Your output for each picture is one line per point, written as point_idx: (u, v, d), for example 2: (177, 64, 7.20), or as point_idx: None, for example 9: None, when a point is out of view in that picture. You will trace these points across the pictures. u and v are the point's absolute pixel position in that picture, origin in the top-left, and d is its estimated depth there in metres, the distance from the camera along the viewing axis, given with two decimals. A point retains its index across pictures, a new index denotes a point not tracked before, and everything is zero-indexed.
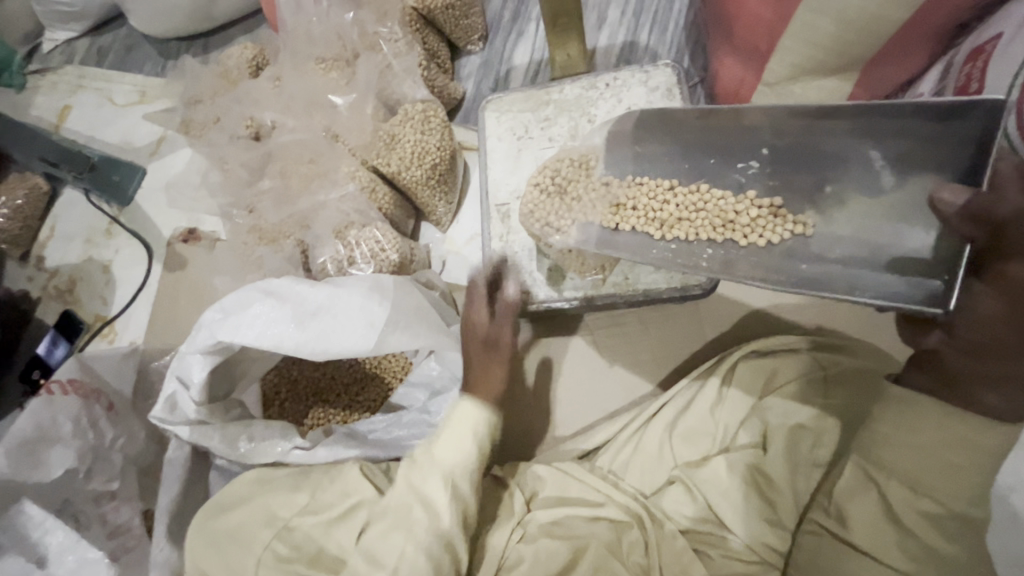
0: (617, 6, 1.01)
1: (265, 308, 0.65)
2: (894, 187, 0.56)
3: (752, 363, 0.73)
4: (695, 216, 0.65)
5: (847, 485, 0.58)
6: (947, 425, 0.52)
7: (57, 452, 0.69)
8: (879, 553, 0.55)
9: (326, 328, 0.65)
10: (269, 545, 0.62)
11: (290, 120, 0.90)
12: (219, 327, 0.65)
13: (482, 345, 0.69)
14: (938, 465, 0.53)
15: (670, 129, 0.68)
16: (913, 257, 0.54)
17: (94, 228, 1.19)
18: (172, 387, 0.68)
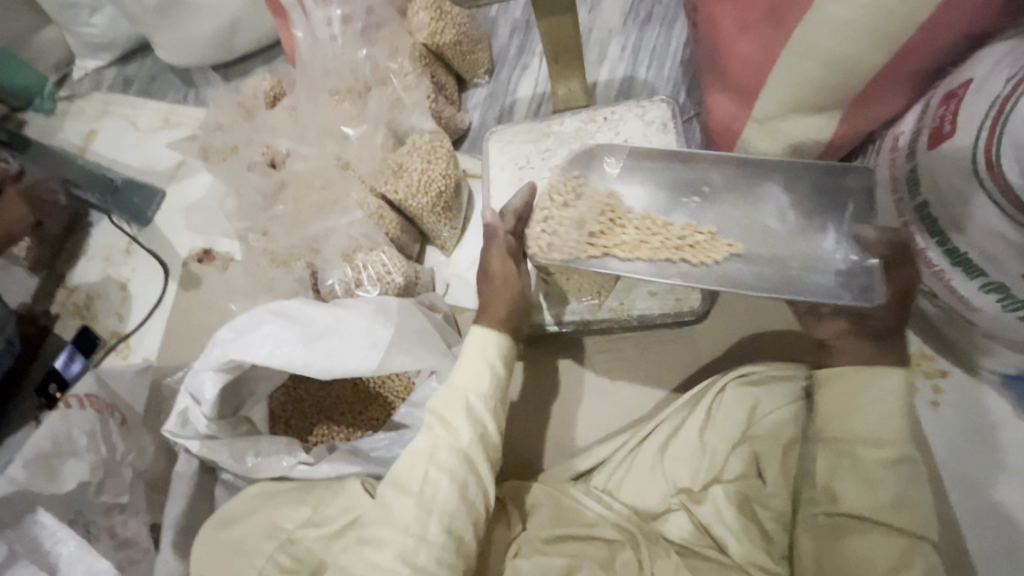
0: (617, 44, 1.06)
1: (276, 329, 0.68)
2: (815, 217, 0.69)
3: (741, 388, 0.72)
4: (649, 238, 0.70)
5: (825, 468, 0.60)
6: (873, 382, 0.60)
7: (71, 465, 0.72)
8: (867, 516, 0.56)
9: (333, 349, 0.69)
10: (272, 556, 0.64)
11: (304, 149, 0.95)
12: (231, 346, 0.68)
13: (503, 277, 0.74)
14: (878, 416, 0.59)
15: (636, 163, 0.74)
16: (849, 273, 0.65)
17: (114, 247, 1.25)
18: (185, 403, 0.71)
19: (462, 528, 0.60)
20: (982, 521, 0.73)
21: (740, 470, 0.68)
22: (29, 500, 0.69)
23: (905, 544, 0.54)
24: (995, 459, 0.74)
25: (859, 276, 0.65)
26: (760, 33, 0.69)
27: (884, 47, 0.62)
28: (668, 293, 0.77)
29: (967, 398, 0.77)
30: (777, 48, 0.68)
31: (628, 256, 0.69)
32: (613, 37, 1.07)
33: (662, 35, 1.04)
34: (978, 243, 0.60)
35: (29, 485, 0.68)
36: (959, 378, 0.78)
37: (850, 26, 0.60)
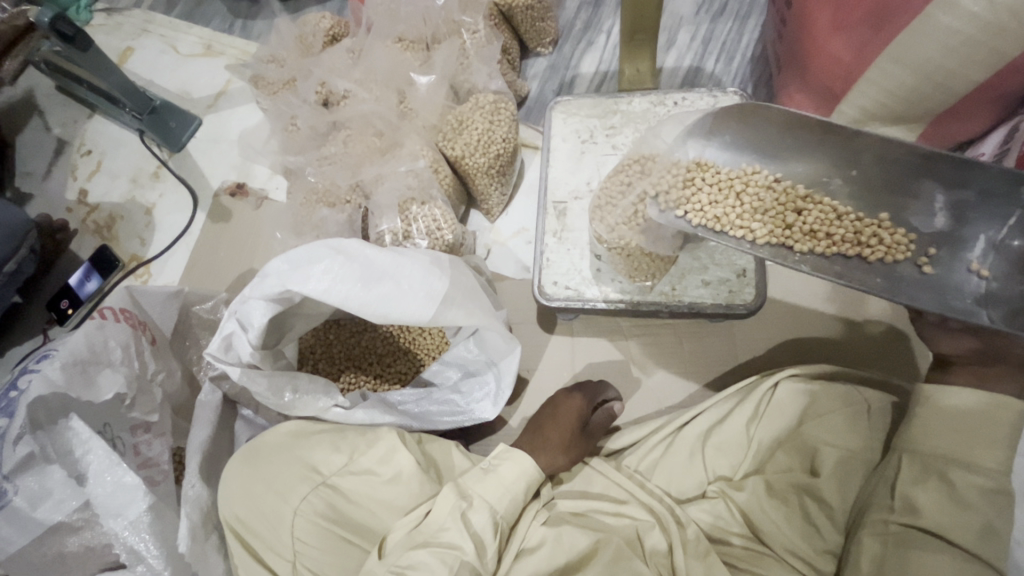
0: (687, 31, 1.05)
1: (337, 266, 0.67)
2: (956, 229, 0.64)
3: (801, 382, 0.72)
4: (828, 228, 0.66)
5: (907, 479, 0.60)
6: (984, 408, 0.59)
7: (108, 375, 0.70)
8: (951, 535, 0.56)
9: (390, 293, 0.67)
10: (307, 498, 0.64)
11: (364, 92, 0.92)
12: (288, 277, 0.67)
13: (565, 418, 0.75)
14: (974, 440, 0.58)
15: (752, 127, 0.70)
16: (988, 298, 0.62)
17: (142, 170, 1.21)
18: (232, 327, 0.69)
19: (468, 527, 0.61)
20: None
21: (789, 465, 0.68)
22: (64, 405, 0.67)
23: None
24: None
25: (1003, 301, 0.61)
26: (856, 34, 0.67)
27: (985, 63, 0.61)
28: (722, 283, 0.77)
29: None
30: (874, 53, 0.66)
31: (799, 246, 0.67)
32: (684, 24, 1.05)
33: (734, 29, 1.03)
34: None
35: (68, 388, 0.67)
36: None
37: (961, 36, 0.60)
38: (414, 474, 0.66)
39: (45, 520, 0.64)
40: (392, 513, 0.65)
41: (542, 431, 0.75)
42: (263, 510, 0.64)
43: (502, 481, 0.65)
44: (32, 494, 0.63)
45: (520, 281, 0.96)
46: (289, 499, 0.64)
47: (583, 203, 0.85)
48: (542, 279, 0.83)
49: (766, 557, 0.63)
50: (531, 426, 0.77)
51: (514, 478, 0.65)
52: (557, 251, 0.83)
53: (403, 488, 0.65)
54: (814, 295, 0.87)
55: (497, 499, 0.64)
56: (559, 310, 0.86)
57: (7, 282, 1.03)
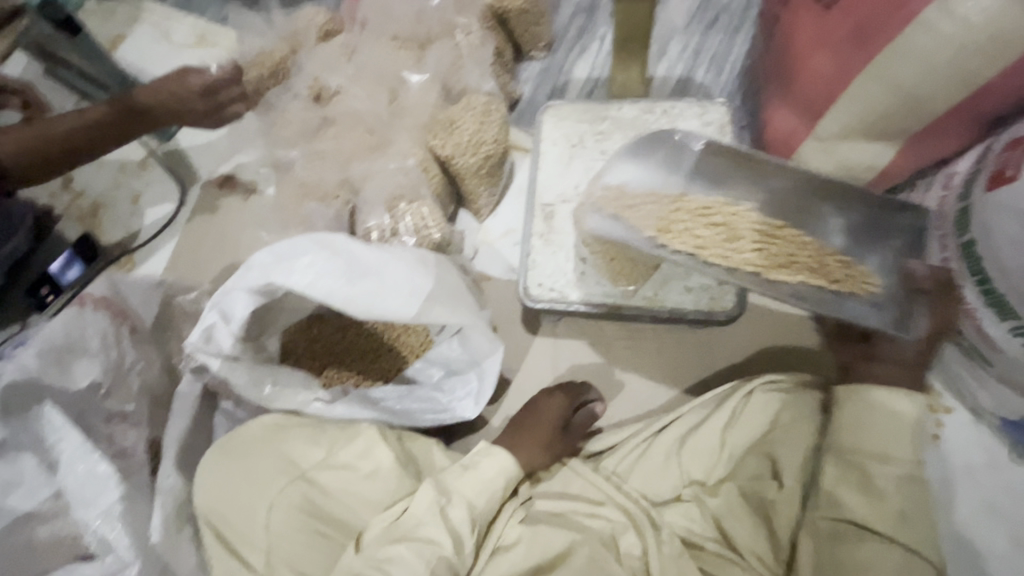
0: (678, 42, 1.06)
1: (319, 260, 0.67)
2: (860, 241, 0.73)
3: (769, 390, 0.73)
4: (795, 258, 0.70)
5: (834, 478, 0.65)
6: (890, 405, 0.66)
7: (86, 363, 0.70)
8: (875, 525, 0.61)
9: (373, 290, 0.67)
10: (285, 493, 0.64)
11: (356, 88, 0.92)
12: (268, 270, 0.67)
13: (541, 420, 0.76)
14: (896, 437, 0.65)
15: (701, 163, 0.79)
16: (884, 304, 0.69)
17: (131, 158, 1.20)
18: (212, 318, 0.68)
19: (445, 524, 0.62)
20: (959, 551, 0.75)
21: (756, 471, 0.70)
22: (41, 391, 0.66)
23: (908, 561, 0.59)
24: (985, 496, 0.76)
25: (897, 302, 0.69)
26: (837, 52, 0.69)
27: (962, 85, 0.63)
28: (703, 290, 0.78)
29: (962, 435, 0.79)
30: (855, 69, 0.68)
31: (772, 275, 0.69)
32: (675, 35, 1.07)
33: (724, 42, 1.05)
34: (1014, 281, 0.63)
35: (40, 375, 0.66)
36: (961, 418, 0.80)
37: (935, 59, 0.62)
38: (393, 471, 0.66)
39: (15, 509, 0.63)
40: (369, 508, 0.65)
41: (520, 431, 0.75)
42: (239, 502, 0.64)
43: (480, 480, 0.66)
44: (1, 484, 0.63)
45: (506, 283, 0.96)
46: (267, 491, 0.64)
47: (570, 207, 0.86)
48: (526, 280, 0.84)
49: (730, 562, 0.65)
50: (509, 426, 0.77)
51: (493, 475, 0.66)
52: (543, 253, 0.84)
53: (383, 483, 0.66)
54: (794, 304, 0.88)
55: (471, 497, 0.64)
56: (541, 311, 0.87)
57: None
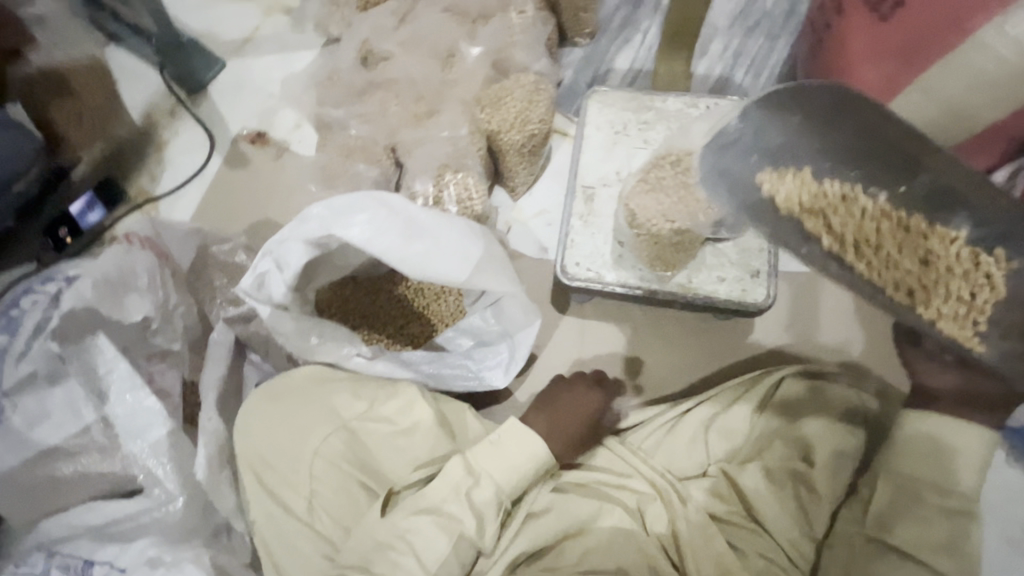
0: (719, 42, 1.09)
1: (380, 218, 0.68)
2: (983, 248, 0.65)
3: (803, 381, 0.78)
4: (925, 269, 0.65)
5: (889, 502, 0.68)
6: (949, 438, 0.69)
7: (134, 298, 0.71)
8: (916, 547, 0.65)
9: (429, 250, 0.69)
10: (328, 439, 0.65)
11: (406, 55, 0.93)
12: (330, 222, 0.68)
13: (579, 407, 0.76)
14: (940, 469, 0.68)
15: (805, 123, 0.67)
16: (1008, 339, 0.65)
17: (158, 105, 1.18)
18: (267, 266, 0.68)
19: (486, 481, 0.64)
20: None
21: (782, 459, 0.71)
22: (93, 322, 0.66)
23: None
24: None
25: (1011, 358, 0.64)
26: (885, 63, 0.72)
27: (1002, 104, 0.68)
28: (736, 281, 0.81)
29: None
30: (904, 82, 0.72)
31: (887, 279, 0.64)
32: (717, 35, 1.09)
33: (764, 47, 1.08)
34: None
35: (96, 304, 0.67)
36: None
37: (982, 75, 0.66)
38: (433, 428, 0.69)
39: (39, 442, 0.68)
40: (405, 463, 0.67)
41: (549, 415, 0.74)
42: (280, 445, 0.65)
43: (509, 456, 0.67)
44: (30, 416, 0.68)
45: (538, 261, 0.98)
46: (310, 437, 0.65)
47: (611, 190, 0.88)
48: (564, 258, 0.86)
49: (758, 536, 0.68)
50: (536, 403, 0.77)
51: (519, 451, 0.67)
52: (581, 234, 0.86)
53: (421, 439, 0.68)
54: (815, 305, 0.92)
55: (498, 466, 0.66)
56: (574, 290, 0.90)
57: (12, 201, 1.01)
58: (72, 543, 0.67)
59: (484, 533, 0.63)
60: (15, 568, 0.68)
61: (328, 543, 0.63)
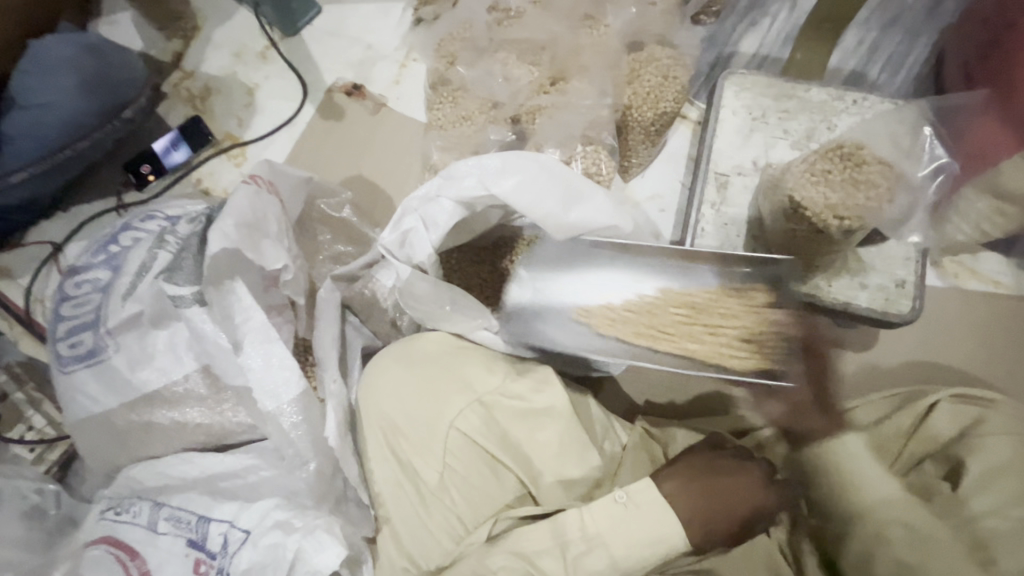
0: (855, 34, 1.02)
1: (538, 178, 0.67)
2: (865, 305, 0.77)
3: (964, 405, 0.70)
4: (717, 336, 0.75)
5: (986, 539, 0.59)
6: None
7: (267, 244, 0.64)
8: None
9: (585, 221, 0.69)
10: (461, 414, 0.61)
11: (537, 16, 0.86)
12: (487, 179, 0.66)
13: (734, 488, 0.60)
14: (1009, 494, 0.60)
15: (741, 239, 0.81)
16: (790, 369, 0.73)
17: (249, 47, 1.13)
18: (413, 224, 0.68)
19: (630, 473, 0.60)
20: None
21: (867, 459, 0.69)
22: (232, 265, 0.62)
23: None
24: None
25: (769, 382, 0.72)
26: None
27: None
28: (879, 290, 0.77)
29: None
30: None
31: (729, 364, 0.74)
32: (852, 27, 1.02)
33: (904, 43, 1.01)
34: None
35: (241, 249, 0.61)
36: None
37: None
38: (567, 414, 0.63)
39: (141, 386, 0.72)
40: (540, 452, 0.62)
41: (708, 493, 0.59)
42: (413, 415, 0.61)
43: (635, 528, 0.57)
44: (135, 358, 0.71)
45: None
46: (445, 410, 0.61)
47: (746, 180, 0.83)
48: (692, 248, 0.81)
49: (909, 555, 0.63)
50: (688, 465, 0.61)
51: (654, 519, 0.58)
52: (712, 224, 0.82)
53: (554, 424, 0.63)
54: (947, 322, 0.86)
55: (625, 530, 0.57)
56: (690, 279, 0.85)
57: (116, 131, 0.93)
58: (183, 496, 0.64)
59: (633, 544, 0.57)
60: (117, 517, 0.65)
61: (460, 526, 0.60)
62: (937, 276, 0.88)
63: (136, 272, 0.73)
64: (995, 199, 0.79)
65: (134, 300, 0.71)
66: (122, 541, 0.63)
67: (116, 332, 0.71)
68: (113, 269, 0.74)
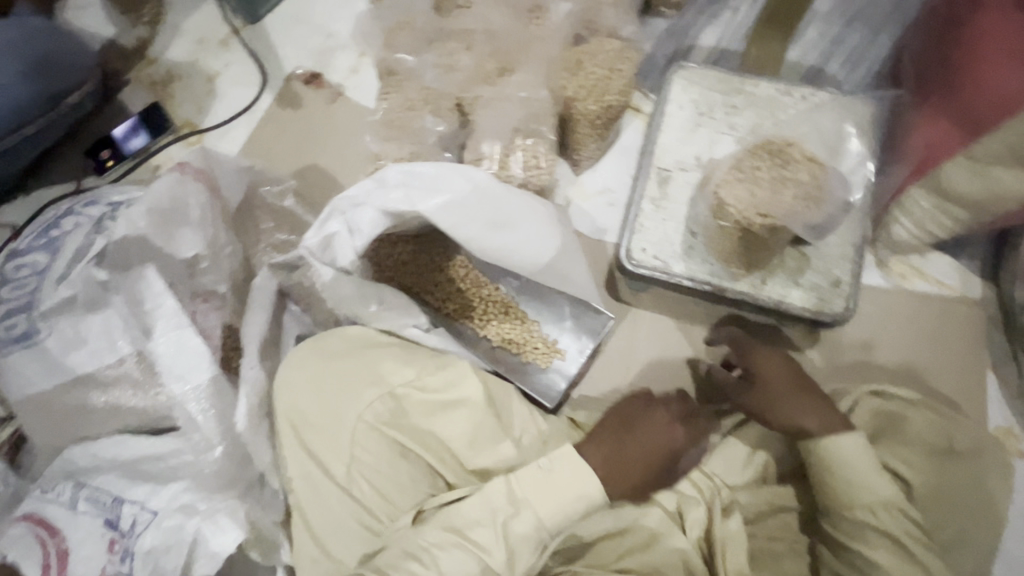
0: (817, 29, 1.00)
1: (467, 200, 0.65)
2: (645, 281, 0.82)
3: (880, 404, 0.68)
4: (481, 303, 0.83)
5: (893, 526, 0.59)
6: (950, 472, 0.63)
7: (186, 232, 0.70)
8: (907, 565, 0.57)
9: (510, 243, 0.67)
10: (371, 402, 0.62)
11: (484, 5, 0.85)
12: (414, 197, 0.64)
13: (651, 443, 0.64)
14: (929, 496, 0.62)
15: (678, 235, 0.80)
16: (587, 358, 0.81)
17: (212, 34, 1.12)
18: (336, 229, 0.66)
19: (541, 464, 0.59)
20: None
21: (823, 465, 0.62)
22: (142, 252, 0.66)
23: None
24: None
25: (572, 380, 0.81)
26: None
27: None
28: (814, 289, 0.76)
29: None
30: None
31: (526, 354, 0.82)
32: (814, 21, 1.00)
33: (866, 38, 0.99)
34: None
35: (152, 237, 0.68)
36: None
37: None
38: (480, 406, 0.64)
39: (73, 368, 0.71)
40: (454, 445, 0.63)
41: (619, 447, 0.63)
42: (320, 407, 0.63)
43: (557, 489, 0.59)
44: (68, 341, 0.71)
45: (595, 243, 0.92)
46: (354, 401, 0.62)
47: (689, 175, 0.82)
48: (630, 243, 0.80)
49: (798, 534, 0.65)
50: (607, 427, 0.65)
51: (572, 478, 0.59)
52: (652, 218, 0.81)
53: (468, 414, 0.64)
54: (890, 324, 0.85)
55: (547, 491, 0.58)
56: (620, 269, 0.86)
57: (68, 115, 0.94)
58: (103, 478, 0.66)
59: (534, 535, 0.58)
60: (43, 496, 0.66)
61: (371, 516, 0.61)
62: (883, 275, 0.87)
63: (71, 257, 0.74)
64: (943, 201, 0.77)
65: (67, 284, 0.72)
66: (45, 519, 0.63)
67: (49, 316, 0.71)
68: (51, 253, 0.75)
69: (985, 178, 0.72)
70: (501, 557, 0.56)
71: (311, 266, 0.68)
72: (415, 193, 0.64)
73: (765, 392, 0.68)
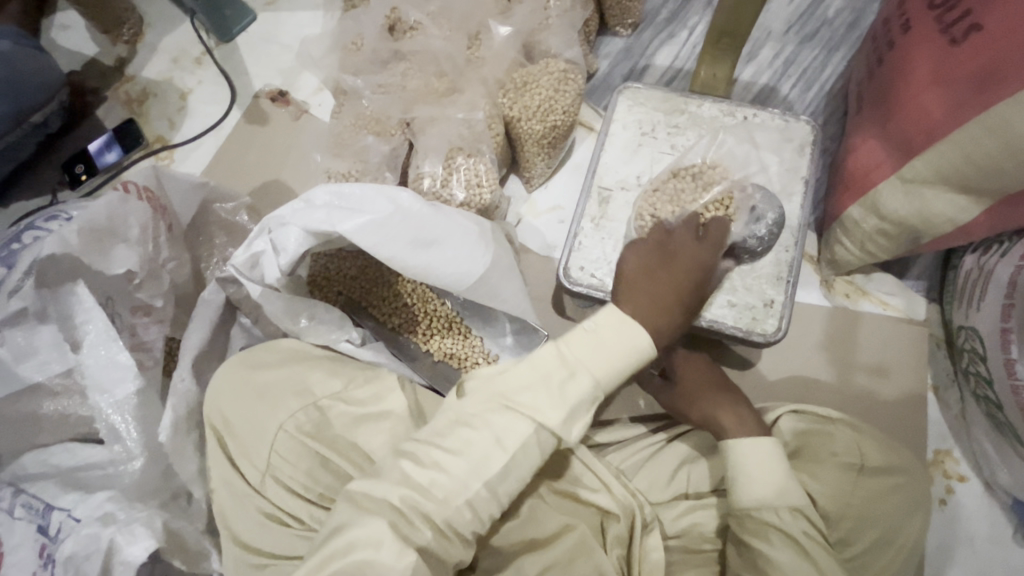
0: (771, 48, 1.00)
1: (389, 219, 0.67)
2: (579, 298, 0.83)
3: (801, 420, 0.69)
4: (425, 318, 0.84)
5: (796, 530, 0.60)
6: (867, 488, 0.63)
7: (121, 250, 0.73)
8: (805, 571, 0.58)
9: (434, 262, 0.69)
10: (293, 413, 0.63)
11: (433, 28, 0.88)
12: (335, 216, 0.66)
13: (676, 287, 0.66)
14: (842, 507, 0.62)
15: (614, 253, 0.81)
16: None
17: (186, 52, 1.16)
18: (264, 247, 0.68)
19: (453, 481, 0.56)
20: None
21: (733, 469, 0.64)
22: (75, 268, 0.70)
23: None
24: (975, 568, 0.75)
25: None
26: (954, 91, 0.65)
27: None
28: (747, 309, 0.76)
29: (966, 504, 0.78)
30: (963, 115, 0.64)
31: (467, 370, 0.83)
32: (768, 41, 1.01)
33: (819, 58, 0.99)
34: None
35: (80, 254, 0.69)
36: (975, 486, 0.78)
37: None
38: (403, 420, 0.64)
39: (26, 378, 0.69)
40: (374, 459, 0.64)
41: (649, 293, 0.64)
42: (242, 416, 0.64)
43: (608, 345, 0.58)
44: (18, 349, 0.68)
45: (542, 260, 0.94)
46: (276, 411, 0.64)
47: (628, 195, 0.83)
48: (568, 261, 0.82)
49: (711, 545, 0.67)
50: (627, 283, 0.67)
51: (618, 339, 0.58)
52: (590, 236, 0.82)
53: (390, 427, 0.64)
54: (834, 344, 0.85)
55: (595, 350, 0.57)
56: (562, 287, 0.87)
57: (33, 133, 1.00)
58: (40, 485, 0.69)
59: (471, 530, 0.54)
60: None
61: None
62: (828, 296, 0.87)
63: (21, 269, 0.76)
64: (879, 222, 0.76)
65: None
66: None
67: None
68: (8, 266, 0.78)
69: (916, 203, 0.71)
70: (551, 422, 0.55)
71: (242, 282, 0.72)
72: (338, 214, 0.66)
73: (689, 390, 0.75)
